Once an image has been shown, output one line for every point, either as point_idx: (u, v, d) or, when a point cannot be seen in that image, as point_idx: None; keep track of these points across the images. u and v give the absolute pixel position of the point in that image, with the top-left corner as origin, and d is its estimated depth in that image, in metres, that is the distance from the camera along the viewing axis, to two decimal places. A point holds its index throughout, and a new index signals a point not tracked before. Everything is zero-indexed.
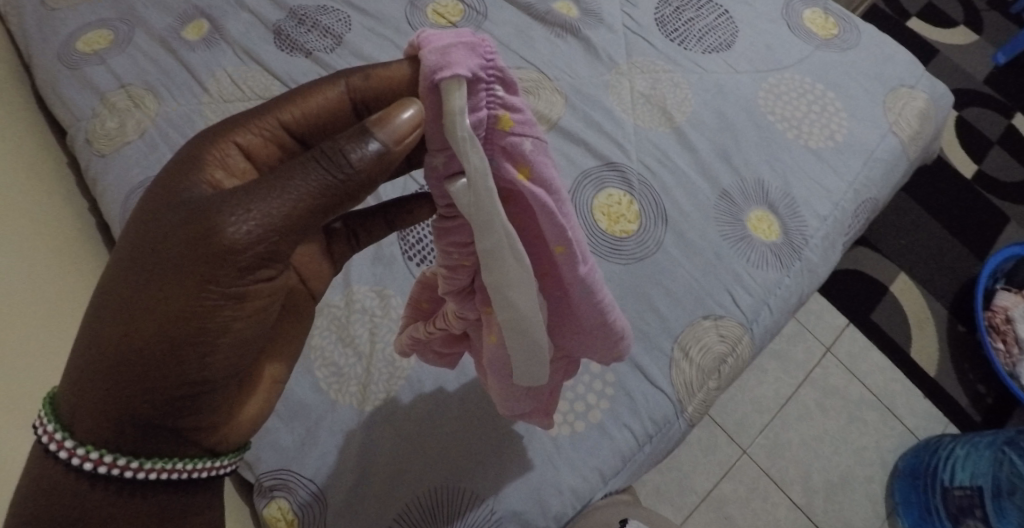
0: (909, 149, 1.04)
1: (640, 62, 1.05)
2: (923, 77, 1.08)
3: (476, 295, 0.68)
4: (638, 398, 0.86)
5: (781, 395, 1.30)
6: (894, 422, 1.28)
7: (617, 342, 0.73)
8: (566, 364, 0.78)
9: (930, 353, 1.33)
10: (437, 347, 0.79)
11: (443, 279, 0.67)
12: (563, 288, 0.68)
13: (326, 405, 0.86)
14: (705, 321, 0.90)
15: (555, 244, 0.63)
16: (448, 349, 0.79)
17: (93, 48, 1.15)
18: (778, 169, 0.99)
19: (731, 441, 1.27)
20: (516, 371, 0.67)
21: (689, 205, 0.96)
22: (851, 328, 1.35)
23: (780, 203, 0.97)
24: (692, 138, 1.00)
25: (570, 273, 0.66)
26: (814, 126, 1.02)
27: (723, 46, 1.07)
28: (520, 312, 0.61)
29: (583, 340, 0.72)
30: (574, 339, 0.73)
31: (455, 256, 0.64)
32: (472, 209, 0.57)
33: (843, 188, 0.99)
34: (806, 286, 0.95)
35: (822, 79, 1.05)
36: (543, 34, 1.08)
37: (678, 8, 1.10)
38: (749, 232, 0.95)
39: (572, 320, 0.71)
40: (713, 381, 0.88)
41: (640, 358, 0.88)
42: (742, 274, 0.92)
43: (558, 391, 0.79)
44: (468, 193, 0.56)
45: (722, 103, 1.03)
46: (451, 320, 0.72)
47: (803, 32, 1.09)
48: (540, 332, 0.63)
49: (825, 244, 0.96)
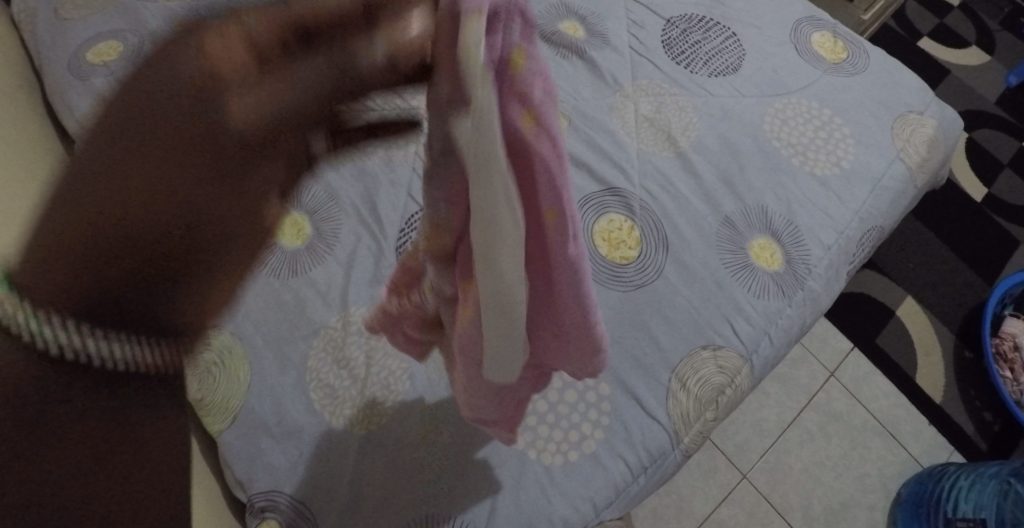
0: (917, 177, 1.02)
1: (645, 85, 1.05)
2: (933, 103, 1.06)
3: (455, 266, 0.56)
4: (633, 428, 0.85)
5: (782, 421, 1.28)
6: (899, 450, 1.26)
7: (592, 356, 0.61)
8: (539, 374, 0.67)
9: (935, 379, 1.31)
10: (409, 329, 0.73)
11: (426, 236, 0.56)
12: (549, 288, 0.56)
13: (320, 426, 0.86)
14: (704, 351, 0.89)
15: (547, 209, 0.50)
16: (420, 334, 0.72)
17: (103, 59, 1.15)
18: (782, 196, 0.98)
19: (732, 465, 1.25)
20: (486, 357, 0.55)
21: (690, 231, 0.94)
22: (856, 353, 1.33)
23: (783, 232, 0.96)
24: (695, 163, 0.99)
25: (561, 273, 0.54)
26: (820, 152, 1.01)
27: (729, 70, 1.06)
28: (505, 280, 0.50)
29: (560, 346, 0.60)
30: (550, 344, 0.60)
31: (442, 211, 0.53)
32: (471, 147, 0.45)
33: (848, 217, 0.98)
34: (809, 316, 0.94)
35: (830, 104, 1.04)
36: (549, 54, 1.07)
37: (685, 30, 1.09)
38: (751, 260, 0.93)
39: (551, 319, 0.58)
40: (710, 412, 0.87)
41: (636, 387, 0.87)
42: (743, 303, 0.91)
43: (525, 404, 0.70)
44: (470, 127, 0.44)
45: (727, 127, 1.02)
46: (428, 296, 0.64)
47: (811, 57, 1.08)
48: (520, 311, 0.51)
49: (828, 273, 0.95)
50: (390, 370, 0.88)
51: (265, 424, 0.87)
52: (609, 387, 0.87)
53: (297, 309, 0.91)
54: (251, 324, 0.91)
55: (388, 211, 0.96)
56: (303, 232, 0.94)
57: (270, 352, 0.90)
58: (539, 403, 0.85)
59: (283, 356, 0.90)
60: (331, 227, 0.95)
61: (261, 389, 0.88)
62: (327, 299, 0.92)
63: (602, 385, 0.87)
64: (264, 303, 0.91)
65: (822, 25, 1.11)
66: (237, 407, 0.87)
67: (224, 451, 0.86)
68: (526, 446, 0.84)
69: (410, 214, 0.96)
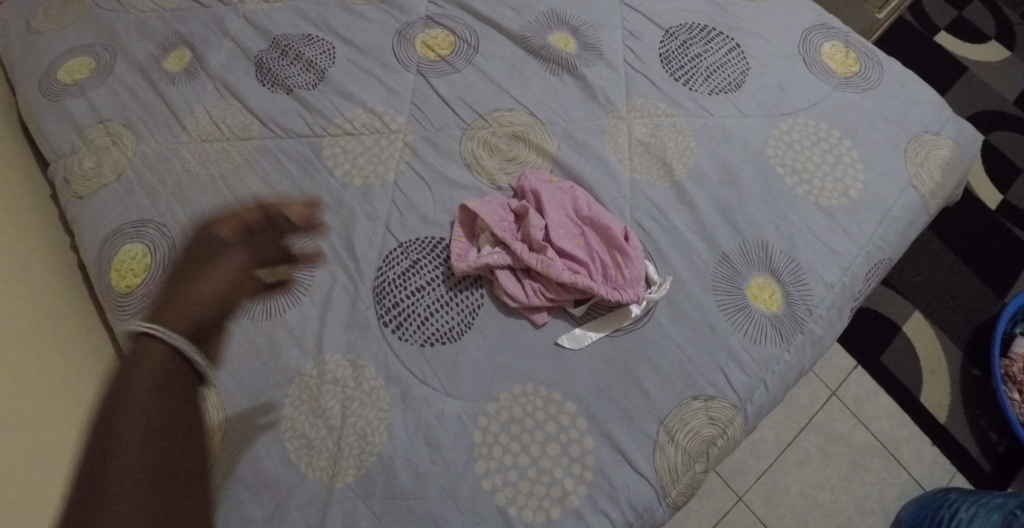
0: (931, 203, 0.94)
1: (640, 103, 0.98)
2: (950, 120, 0.98)
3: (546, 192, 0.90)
4: (618, 484, 0.82)
5: (780, 442, 1.24)
6: (900, 471, 1.21)
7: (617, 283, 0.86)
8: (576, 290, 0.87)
9: (940, 398, 1.26)
10: (485, 239, 0.90)
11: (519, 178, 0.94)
12: None
13: (295, 479, 0.84)
14: (695, 401, 0.84)
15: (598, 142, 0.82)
16: (495, 242, 0.89)
17: (74, 78, 1.09)
18: (784, 230, 0.90)
19: (727, 488, 1.22)
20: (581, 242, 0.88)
21: (685, 271, 0.89)
22: (859, 371, 1.28)
23: (784, 269, 0.89)
24: (692, 195, 0.93)
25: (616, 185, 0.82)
26: (827, 179, 0.92)
27: (732, 86, 0.98)
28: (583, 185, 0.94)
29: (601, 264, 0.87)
30: (596, 263, 0.87)
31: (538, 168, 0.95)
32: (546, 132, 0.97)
33: (854, 251, 0.90)
34: (809, 358, 0.88)
35: (840, 125, 0.95)
36: (538, 71, 1.01)
37: (685, 42, 1.01)
38: (748, 301, 0.88)
39: (607, 236, 0.88)
40: (700, 464, 0.83)
41: (622, 441, 0.83)
42: (738, 350, 0.86)
43: (561, 304, 0.88)
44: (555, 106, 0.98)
45: (728, 153, 0.94)
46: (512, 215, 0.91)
47: (820, 70, 0.99)
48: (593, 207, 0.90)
49: (831, 314, 0.89)
50: (366, 420, 0.85)
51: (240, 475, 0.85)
52: (593, 440, 0.83)
53: (271, 354, 0.88)
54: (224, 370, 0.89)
55: (364, 248, 0.92)
56: (277, 270, 0.92)
57: (243, 399, 0.87)
58: (520, 456, 0.82)
59: (257, 404, 0.87)
60: (307, 265, 0.92)
61: (235, 438, 0.86)
62: (302, 344, 0.89)
63: (587, 439, 0.83)
64: (237, 346, 0.89)
65: (833, 34, 1.02)
66: None
67: None
68: (507, 502, 0.81)
69: (388, 250, 0.92)
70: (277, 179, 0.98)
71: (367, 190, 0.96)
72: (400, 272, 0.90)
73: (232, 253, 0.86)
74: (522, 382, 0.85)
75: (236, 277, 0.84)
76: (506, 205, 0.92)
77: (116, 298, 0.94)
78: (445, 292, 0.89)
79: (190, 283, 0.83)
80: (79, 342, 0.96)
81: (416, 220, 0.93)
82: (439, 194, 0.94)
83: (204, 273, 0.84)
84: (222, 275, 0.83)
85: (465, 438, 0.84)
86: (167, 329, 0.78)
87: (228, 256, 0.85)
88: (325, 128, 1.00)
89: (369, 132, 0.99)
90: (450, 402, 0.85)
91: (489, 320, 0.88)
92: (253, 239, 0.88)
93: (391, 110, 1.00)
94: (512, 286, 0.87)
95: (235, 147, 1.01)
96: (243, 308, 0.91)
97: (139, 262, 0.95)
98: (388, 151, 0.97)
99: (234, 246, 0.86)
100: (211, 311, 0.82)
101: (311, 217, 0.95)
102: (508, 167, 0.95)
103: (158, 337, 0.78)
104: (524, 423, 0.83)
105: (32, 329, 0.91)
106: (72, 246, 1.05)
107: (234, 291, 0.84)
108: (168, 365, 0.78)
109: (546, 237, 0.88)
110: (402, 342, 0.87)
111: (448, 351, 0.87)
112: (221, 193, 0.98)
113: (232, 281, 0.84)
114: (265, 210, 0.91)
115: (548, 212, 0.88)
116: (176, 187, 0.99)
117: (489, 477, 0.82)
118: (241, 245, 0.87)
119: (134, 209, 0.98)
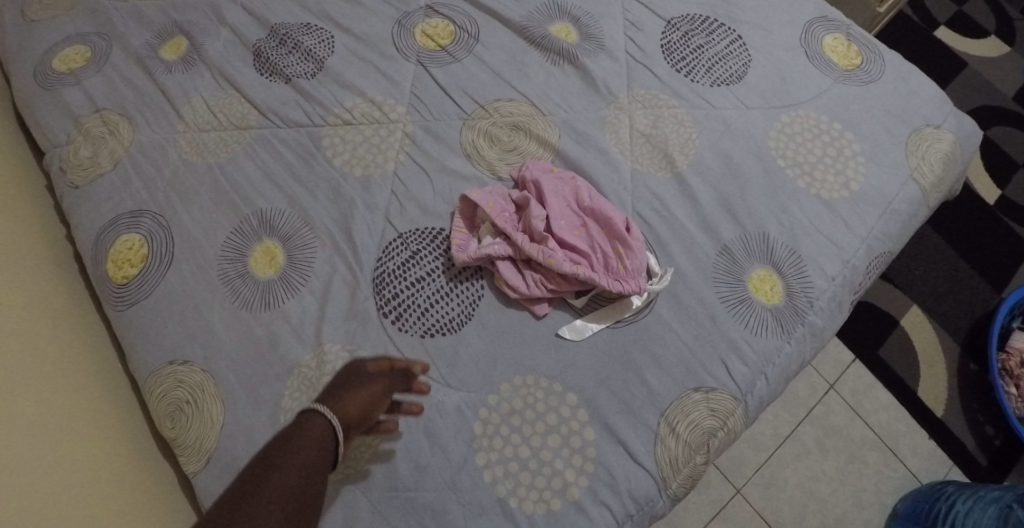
0: (932, 196, 0.94)
1: (642, 95, 0.97)
2: (951, 114, 0.97)
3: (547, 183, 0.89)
4: (618, 476, 0.82)
5: (778, 435, 1.24)
6: (897, 464, 1.22)
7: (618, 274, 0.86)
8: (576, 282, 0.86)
9: (937, 391, 1.26)
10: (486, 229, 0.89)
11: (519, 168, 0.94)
12: None
13: None
14: (695, 393, 0.84)
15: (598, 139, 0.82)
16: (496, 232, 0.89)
17: (69, 66, 1.08)
18: (785, 222, 0.90)
19: (725, 480, 1.22)
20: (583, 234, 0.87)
21: (686, 263, 0.89)
22: (857, 364, 1.28)
23: (785, 262, 0.89)
24: (694, 187, 0.92)
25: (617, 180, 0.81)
26: (828, 171, 0.92)
27: (733, 77, 0.97)
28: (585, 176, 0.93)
29: (602, 256, 0.87)
30: (598, 256, 0.87)
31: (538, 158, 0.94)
32: (547, 124, 0.96)
33: (855, 243, 0.90)
34: (809, 351, 0.88)
35: (841, 118, 0.95)
36: (538, 61, 1.00)
37: (687, 33, 1.00)
38: (749, 293, 0.87)
39: (609, 228, 0.87)
40: (701, 456, 0.83)
41: (623, 433, 0.83)
42: (739, 342, 0.86)
43: (561, 295, 0.87)
44: (557, 97, 0.98)
45: (729, 144, 0.94)
46: (512, 206, 0.90)
47: (822, 63, 0.98)
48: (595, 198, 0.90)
49: (831, 306, 0.88)
50: None
51: (238, 467, 0.84)
52: (594, 432, 0.83)
53: (270, 345, 0.88)
54: (223, 361, 0.88)
55: (364, 238, 0.92)
56: (275, 261, 0.91)
57: (242, 391, 0.87)
58: (520, 448, 0.82)
59: (256, 394, 0.86)
60: (306, 255, 0.91)
61: (233, 430, 0.85)
62: (300, 335, 0.88)
63: (587, 430, 0.83)
64: (235, 338, 0.89)
65: (835, 26, 1.01)
66: (209, 448, 0.85)
67: (200, 494, 0.85)
68: (507, 494, 0.81)
69: (388, 241, 0.91)
70: (275, 168, 0.97)
71: (366, 181, 0.95)
72: (400, 263, 0.90)
73: (376, 387, 0.80)
74: (523, 374, 0.85)
75: (373, 409, 0.80)
76: (507, 195, 0.91)
77: (113, 288, 0.94)
78: (445, 282, 0.89)
79: (338, 394, 0.80)
80: (75, 339, 0.94)
81: (416, 210, 0.93)
82: (439, 185, 0.94)
83: (349, 393, 0.79)
84: (372, 394, 0.80)
85: (465, 430, 0.83)
86: (335, 417, 0.77)
87: (371, 386, 0.80)
88: (324, 118, 0.99)
89: (368, 121, 0.98)
90: (451, 393, 0.85)
91: (489, 312, 0.88)
92: (393, 383, 0.82)
93: (391, 100, 0.99)
94: (513, 277, 0.86)
95: (233, 137, 1.00)
96: (240, 299, 0.90)
97: (136, 252, 0.94)
98: (388, 141, 0.97)
99: (378, 381, 0.81)
100: (355, 426, 0.79)
101: (310, 208, 0.94)
102: (509, 157, 0.95)
103: (318, 416, 0.78)
104: (525, 414, 0.83)
105: (38, 315, 0.91)
106: (68, 236, 1.04)
107: (368, 419, 0.80)
108: (326, 447, 0.76)
109: (547, 228, 0.87)
110: (402, 333, 0.87)
111: (448, 342, 0.87)
112: (219, 183, 0.97)
113: (374, 400, 0.80)
114: (305, 239, 0.92)
115: (549, 204, 0.88)
116: (174, 177, 0.98)
117: (489, 469, 0.82)
118: (383, 381, 0.81)
119: (131, 199, 0.97)
